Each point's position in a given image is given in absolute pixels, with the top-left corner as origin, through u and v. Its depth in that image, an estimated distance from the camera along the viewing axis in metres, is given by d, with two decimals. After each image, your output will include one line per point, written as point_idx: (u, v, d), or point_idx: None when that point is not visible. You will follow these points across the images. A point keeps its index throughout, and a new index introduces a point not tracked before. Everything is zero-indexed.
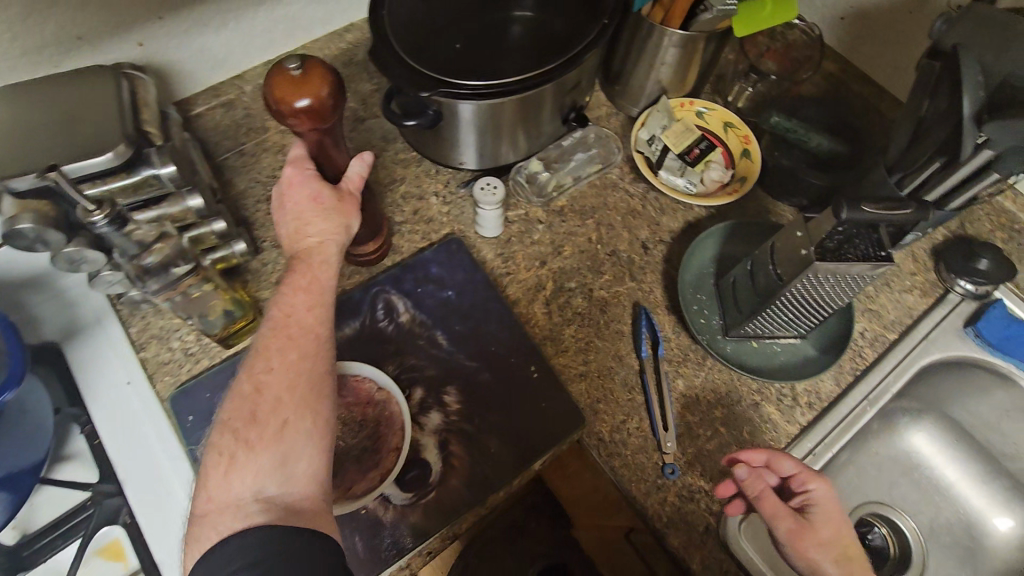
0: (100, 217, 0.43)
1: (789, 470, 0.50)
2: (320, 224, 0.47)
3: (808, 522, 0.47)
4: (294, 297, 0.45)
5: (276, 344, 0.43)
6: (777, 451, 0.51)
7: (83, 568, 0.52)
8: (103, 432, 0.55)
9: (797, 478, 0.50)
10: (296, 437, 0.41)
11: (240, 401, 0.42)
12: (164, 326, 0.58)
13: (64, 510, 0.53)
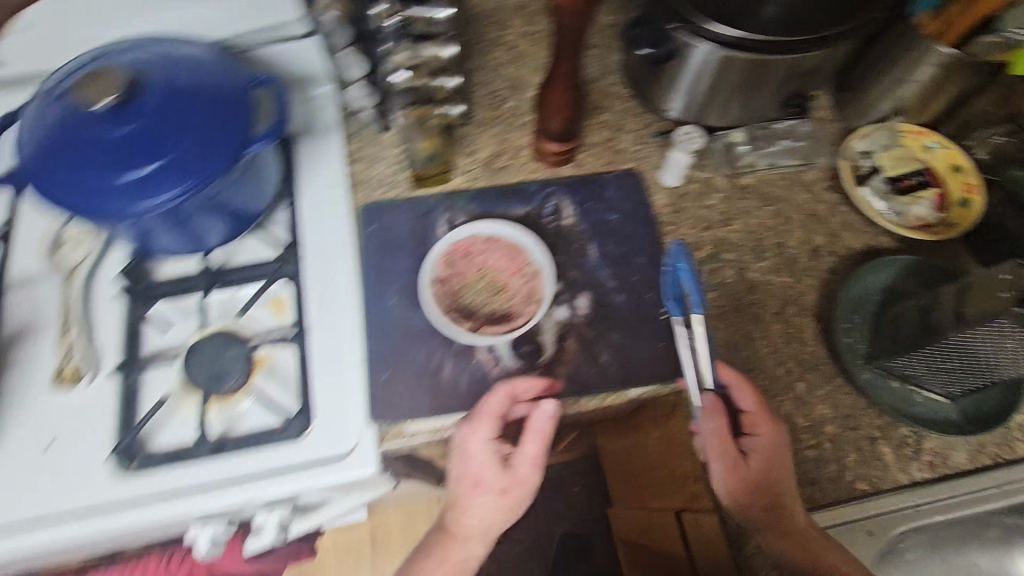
0: (392, 21, 0.56)
1: (747, 405, 0.55)
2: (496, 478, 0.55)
3: (742, 457, 0.54)
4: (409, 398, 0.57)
5: (450, 536, 0.57)
6: (743, 383, 0.56)
7: (253, 306, 0.63)
8: (305, 215, 0.66)
9: (754, 415, 0.55)
10: (481, 538, 0.57)
11: (449, 535, 0.58)
12: (373, 153, 0.70)
13: (258, 258, 0.64)
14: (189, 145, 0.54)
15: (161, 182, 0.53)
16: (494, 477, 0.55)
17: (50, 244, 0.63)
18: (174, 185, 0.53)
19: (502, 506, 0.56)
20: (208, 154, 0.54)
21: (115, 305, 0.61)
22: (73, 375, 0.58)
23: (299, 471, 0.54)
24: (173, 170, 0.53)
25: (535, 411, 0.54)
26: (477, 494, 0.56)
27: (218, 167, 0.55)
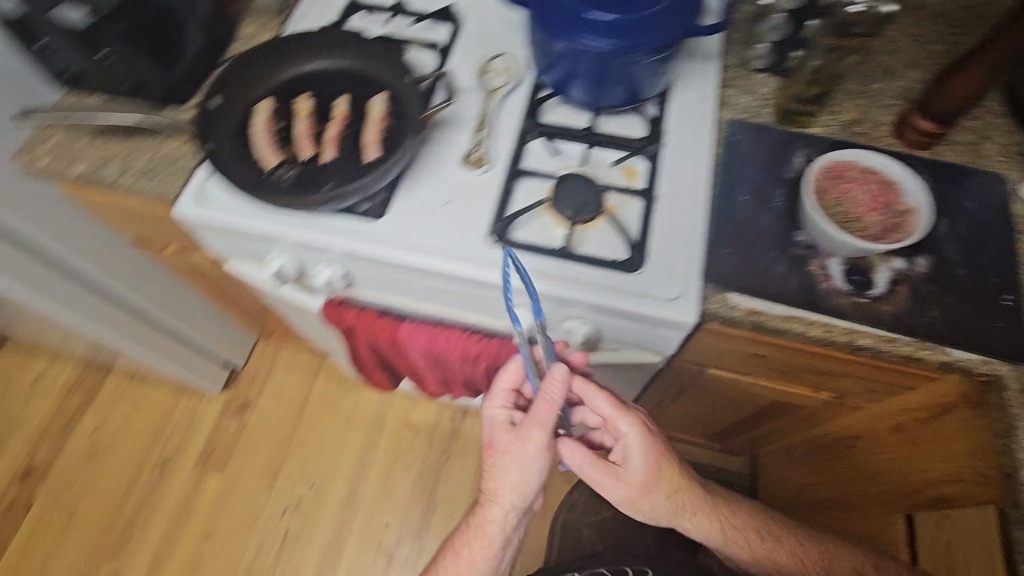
0: None
1: (602, 404, 0.68)
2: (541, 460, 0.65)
3: (621, 467, 0.68)
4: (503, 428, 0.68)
5: (505, 462, 0.65)
6: (598, 387, 0.69)
7: (609, 166, 0.74)
8: (672, 114, 0.77)
9: (613, 418, 0.68)
10: (493, 526, 0.66)
11: (469, 522, 0.69)
12: (747, 85, 0.78)
13: (625, 133, 0.76)
14: (653, 14, 0.66)
15: (618, 31, 0.66)
16: (502, 449, 0.66)
17: (479, 68, 0.80)
18: (626, 36, 0.66)
19: (578, 454, 0.67)
20: (660, 26, 0.66)
21: (513, 128, 0.76)
22: (478, 161, 0.72)
23: (627, 292, 0.65)
24: (632, 27, 0.66)
25: (631, 438, 0.67)
26: (511, 445, 0.65)
27: (672, 40, 0.67)
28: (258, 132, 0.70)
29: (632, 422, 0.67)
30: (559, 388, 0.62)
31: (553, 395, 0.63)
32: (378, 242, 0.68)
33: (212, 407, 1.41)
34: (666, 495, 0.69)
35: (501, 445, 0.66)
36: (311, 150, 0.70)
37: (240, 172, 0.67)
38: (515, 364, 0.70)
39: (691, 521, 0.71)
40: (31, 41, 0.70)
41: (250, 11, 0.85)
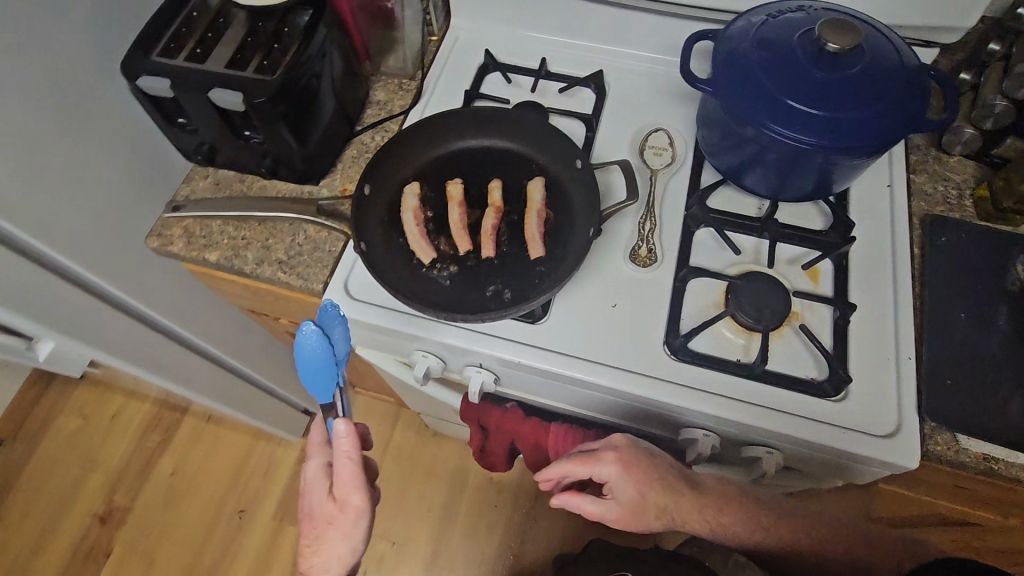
0: None
1: (582, 470, 0.58)
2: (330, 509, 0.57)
3: (612, 491, 0.59)
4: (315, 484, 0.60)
5: (316, 559, 0.58)
6: (557, 466, 0.59)
7: (789, 264, 0.66)
8: (855, 204, 0.68)
9: (596, 473, 0.58)
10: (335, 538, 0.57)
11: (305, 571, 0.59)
12: (940, 170, 0.69)
13: (804, 225, 0.68)
14: (858, 114, 0.57)
15: (812, 128, 0.58)
16: (321, 522, 0.58)
17: (635, 147, 0.72)
18: (820, 136, 0.58)
19: (348, 530, 0.57)
20: (865, 129, 0.57)
21: (677, 217, 0.69)
22: (646, 259, 0.66)
23: (831, 425, 0.57)
24: (830, 127, 0.57)
25: (616, 480, 0.58)
26: (326, 511, 0.58)
27: (883, 148, 0.58)
28: (410, 224, 0.63)
29: (613, 470, 0.58)
30: (351, 455, 0.56)
31: (344, 469, 0.56)
32: (542, 352, 0.62)
33: (289, 454, 1.37)
34: (657, 516, 0.59)
35: (317, 528, 0.58)
36: (468, 245, 0.63)
37: (394, 273, 0.62)
38: (316, 464, 0.60)
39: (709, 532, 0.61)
40: (173, 119, 0.65)
41: (380, 73, 0.79)
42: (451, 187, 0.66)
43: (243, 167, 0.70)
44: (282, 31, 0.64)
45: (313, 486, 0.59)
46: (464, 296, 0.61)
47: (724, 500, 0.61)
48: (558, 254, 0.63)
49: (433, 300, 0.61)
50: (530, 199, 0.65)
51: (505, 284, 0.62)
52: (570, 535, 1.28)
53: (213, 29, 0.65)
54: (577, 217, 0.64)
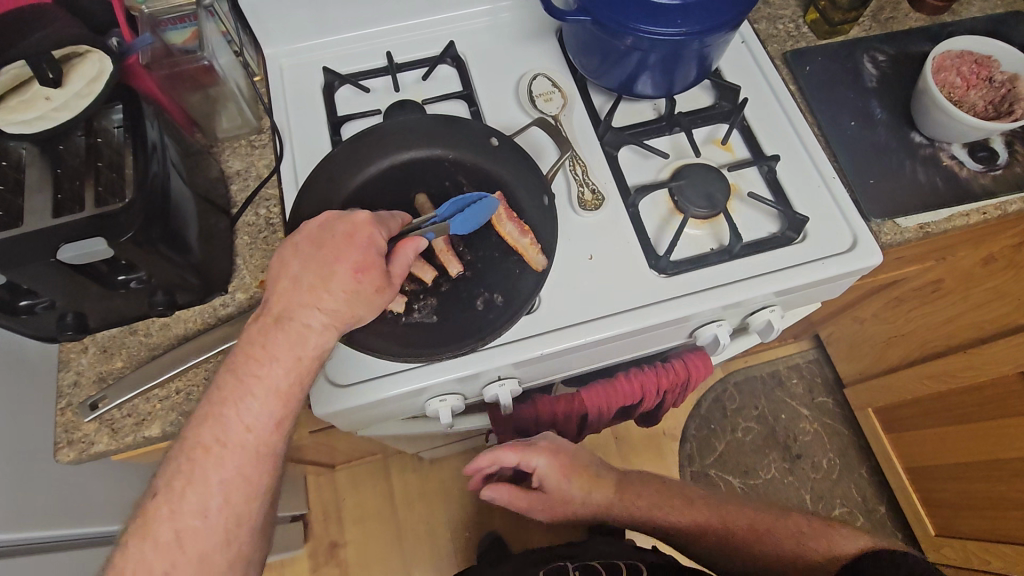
0: None
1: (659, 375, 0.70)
2: (322, 263, 0.50)
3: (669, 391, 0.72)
4: (312, 262, 0.50)
5: (191, 474, 0.46)
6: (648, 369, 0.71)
7: (704, 147, 0.70)
8: (726, 69, 0.73)
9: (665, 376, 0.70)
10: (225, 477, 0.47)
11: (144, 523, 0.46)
12: (772, 13, 0.76)
13: (697, 107, 0.72)
14: None
15: (679, 21, 0.60)
16: (293, 260, 0.51)
17: (522, 101, 0.70)
18: (688, 24, 0.60)
19: (322, 281, 0.49)
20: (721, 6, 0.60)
21: (594, 149, 0.69)
22: (593, 200, 0.65)
23: (810, 261, 0.63)
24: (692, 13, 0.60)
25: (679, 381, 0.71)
26: (307, 286, 0.50)
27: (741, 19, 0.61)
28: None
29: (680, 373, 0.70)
30: (360, 248, 0.51)
31: (363, 247, 0.51)
32: (553, 333, 0.60)
33: (300, 567, 1.25)
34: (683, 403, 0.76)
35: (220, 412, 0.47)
36: (434, 271, 0.58)
37: (380, 337, 0.56)
38: (308, 255, 0.51)
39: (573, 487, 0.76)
40: (16, 306, 0.51)
41: (221, 140, 0.68)
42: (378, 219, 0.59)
43: (131, 314, 0.57)
44: (97, 143, 0.53)
45: (304, 266, 0.51)
46: (461, 324, 0.58)
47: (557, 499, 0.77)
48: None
49: (432, 346, 0.56)
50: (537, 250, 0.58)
51: (491, 291, 0.59)
52: None
53: (0, 177, 0.50)
54: (518, 193, 0.62)
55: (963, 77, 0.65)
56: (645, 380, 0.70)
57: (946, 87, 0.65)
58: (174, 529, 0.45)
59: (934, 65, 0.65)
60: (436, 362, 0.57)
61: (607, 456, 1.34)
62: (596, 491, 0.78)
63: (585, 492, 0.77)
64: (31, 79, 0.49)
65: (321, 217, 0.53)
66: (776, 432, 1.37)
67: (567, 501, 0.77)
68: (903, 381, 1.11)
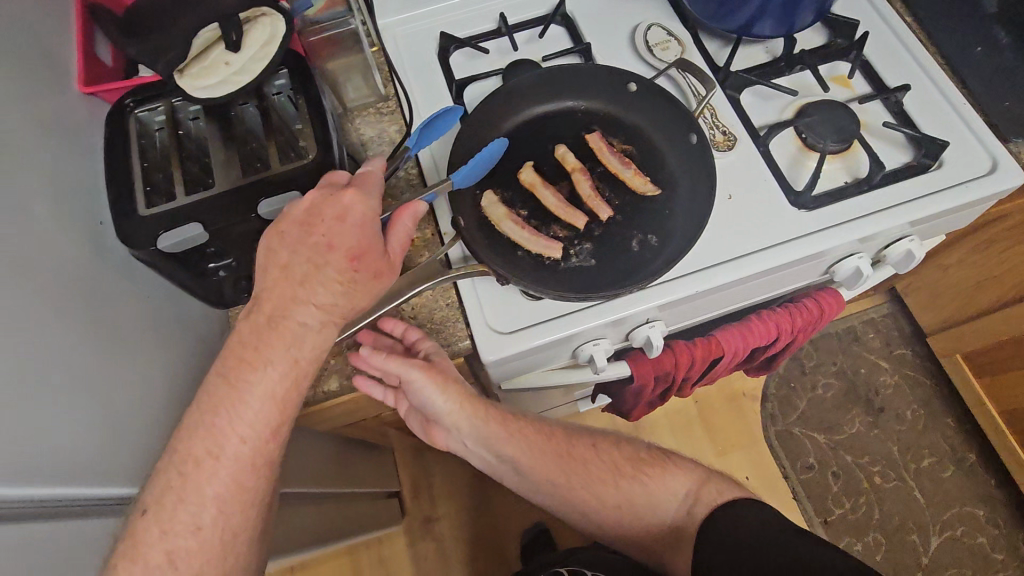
0: None
1: (792, 312, 0.71)
2: (328, 237, 0.47)
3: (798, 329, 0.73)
4: (304, 242, 0.47)
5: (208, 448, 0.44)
6: (781, 308, 0.71)
7: (826, 84, 0.70)
8: (838, 9, 0.73)
9: (797, 313, 0.71)
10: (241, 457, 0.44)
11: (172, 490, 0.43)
12: None
13: (813, 45, 0.72)
14: None
15: None
16: (288, 236, 0.48)
17: (640, 51, 0.71)
18: None
19: (336, 268, 0.47)
20: None
21: (717, 93, 0.69)
22: (724, 142, 0.66)
23: (950, 186, 0.63)
24: None
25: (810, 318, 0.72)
26: (290, 289, 0.46)
27: None
28: (509, 231, 0.58)
29: (813, 310, 0.71)
30: (362, 225, 0.48)
31: (363, 229, 0.48)
32: (702, 271, 0.61)
33: (398, 542, 1.28)
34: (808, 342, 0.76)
35: (234, 376, 0.45)
36: (584, 219, 0.59)
37: (539, 273, 0.58)
38: (298, 234, 0.47)
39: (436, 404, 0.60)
40: (203, 268, 0.53)
41: (349, 109, 0.70)
42: (524, 170, 0.61)
43: None
44: (266, 108, 0.54)
45: (297, 249, 0.47)
46: (617, 263, 0.59)
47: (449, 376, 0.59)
48: (664, 177, 0.62)
49: (591, 286, 0.57)
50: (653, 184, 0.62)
51: (645, 234, 0.60)
52: (682, 437, 1.34)
53: (182, 146, 0.53)
54: (656, 139, 0.64)
55: None
56: (780, 318, 0.70)
57: None
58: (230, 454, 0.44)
59: None
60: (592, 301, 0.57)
61: (688, 419, 1.35)
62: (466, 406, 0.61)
63: (443, 396, 0.59)
64: (208, 47, 0.51)
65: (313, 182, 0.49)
66: (856, 386, 1.36)
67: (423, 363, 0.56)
68: (996, 323, 1.10)
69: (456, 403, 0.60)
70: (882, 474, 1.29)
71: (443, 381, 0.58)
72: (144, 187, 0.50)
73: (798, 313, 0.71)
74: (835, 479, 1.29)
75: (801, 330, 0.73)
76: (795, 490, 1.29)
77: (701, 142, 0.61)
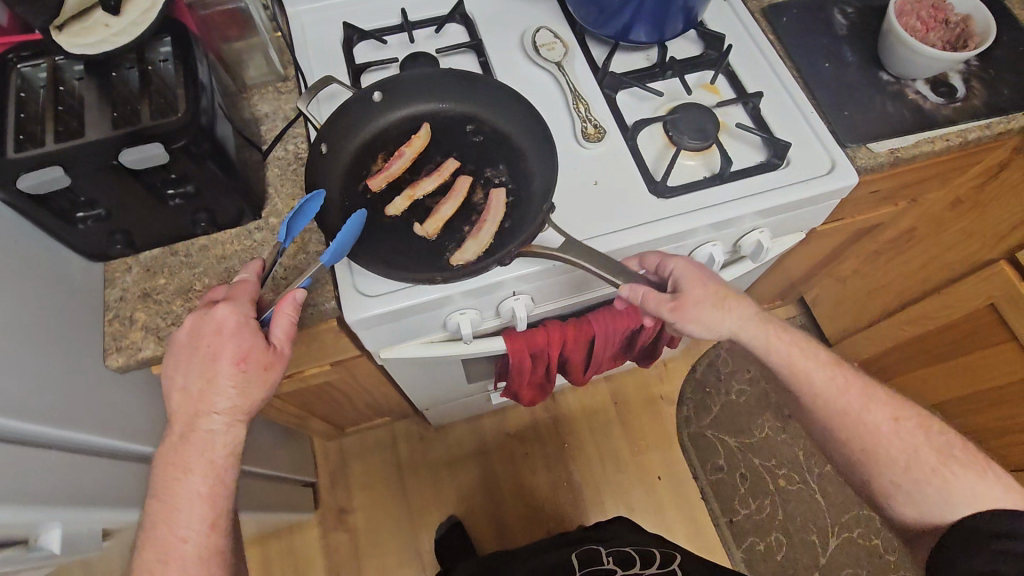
0: None
1: None
2: (214, 349, 0.54)
3: (667, 318, 0.79)
4: (195, 363, 0.54)
5: (167, 553, 0.51)
6: (649, 295, 0.77)
7: (693, 89, 0.76)
8: (710, 21, 0.79)
9: None
10: (188, 552, 0.52)
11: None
12: None
13: (687, 54, 0.78)
14: None
15: None
16: (181, 364, 0.55)
17: (529, 50, 0.77)
18: None
19: (235, 373, 0.54)
20: None
21: (594, 92, 0.75)
22: (595, 134, 0.71)
23: (794, 183, 0.69)
24: None
25: (677, 306, 0.78)
26: (194, 404, 0.54)
27: None
28: (489, 234, 0.63)
29: None
30: (247, 326, 0.54)
31: (240, 335, 0.54)
32: (566, 247, 0.65)
33: (311, 533, 1.28)
34: (678, 329, 0.83)
35: (163, 490, 0.53)
36: (466, 176, 0.67)
37: (521, 226, 0.64)
38: (188, 359, 0.54)
39: (712, 321, 0.65)
40: (72, 216, 0.55)
41: (249, 87, 0.74)
42: (425, 226, 0.64)
43: (172, 234, 0.62)
44: (147, 72, 0.57)
45: (188, 372, 0.54)
46: (489, 150, 0.69)
47: (735, 299, 0.67)
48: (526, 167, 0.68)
49: (513, 178, 0.68)
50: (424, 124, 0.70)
51: (481, 122, 0.71)
52: (599, 437, 1.38)
53: (59, 102, 0.56)
54: (506, 124, 0.70)
55: (922, 18, 0.72)
56: (646, 304, 0.76)
57: (910, 27, 0.72)
58: (185, 547, 0.52)
59: (895, 8, 0.72)
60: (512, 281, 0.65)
61: (607, 421, 1.39)
62: (734, 300, 0.67)
63: (727, 313, 0.66)
64: (88, 11, 0.54)
65: (194, 311, 0.56)
66: (767, 393, 1.42)
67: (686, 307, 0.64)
68: (884, 330, 1.17)
69: (741, 314, 0.67)
70: (786, 477, 1.35)
71: (716, 300, 0.65)
72: (16, 136, 0.53)
73: None
74: (742, 481, 1.34)
75: (670, 318, 0.79)
76: (703, 490, 1.33)
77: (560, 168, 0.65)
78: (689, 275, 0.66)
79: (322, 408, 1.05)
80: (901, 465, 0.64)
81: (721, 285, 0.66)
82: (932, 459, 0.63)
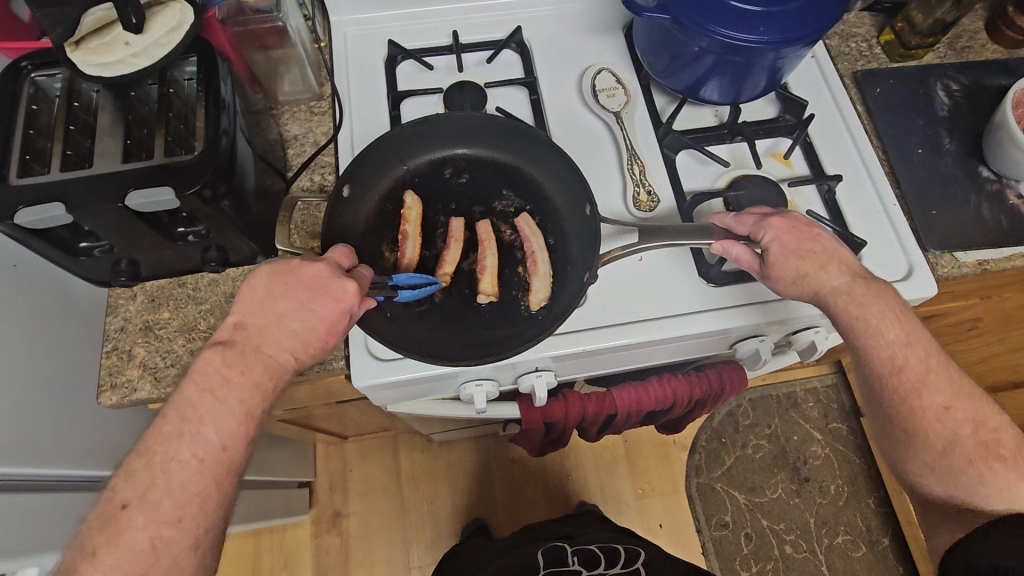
0: None
1: (693, 382, 0.70)
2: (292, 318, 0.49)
3: (699, 400, 0.73)
4: (278, 325, 0.49)
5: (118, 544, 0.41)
6: (683, 376, 0.71)
7: (762, 159, 0.68)
8: (793, 84, 0.72)
9: (697, 383, 0.71)
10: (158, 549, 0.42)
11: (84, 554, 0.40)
12: (845, 30, 0.75)
13: (760, 117, 0.70)
14: (797, 7, 0.57)
15: (757, 27, 0.57)
16: (289, 270, 0.51)
17: (587, 94, 0.70)
18: (765, 33, 0.57)
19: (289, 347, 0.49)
20: (802, 19, 0.57)
21: (653, 151, 0.68)
22: (648, 202, 0.65)
23: None
24: (770, 23, 0.57)
25: (710, 392, 0.72)
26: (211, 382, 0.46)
27: (823, 32, 0.58)
28: (547, 263, 0.61)
29: (711, 383, 0.71)
30: (343, 317, 0.50)
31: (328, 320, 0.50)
32: (599, 332, 0.60)
33: (304, 532, 1.27)
34: (709, 409, 0.77)
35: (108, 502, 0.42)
36: (484, 220, 0.63)
37: (578, 254, 0.62)
38: (290, 301, 0.50)
39: (828, 288, 0.55)
40: (75, 246, 0.52)
41: (281, 103, 0.69)
42: (481, 287, 0.60)
43: (181, 266, 0.58)
44: (168, 93, 0.52)
45: (274, 318, 0.49)
46: (480, 182, 0.66)
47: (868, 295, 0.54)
48: (556, 240, 0.63)
49: (528, 199, 0.65)
50: (405, 193, 0.64)
51: (455, 160, 0.67)
52: (604, 474, 1.33)
53: (72, 119, 0.51)
54: (530, 171, 0.66)
55: None
56: (678, 385, 0.70)
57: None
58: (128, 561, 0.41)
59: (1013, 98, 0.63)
60: (524, 355, 0.59)
61: (614, 459, 1.34)
62: (838, 271, 0.56)
63: (834, 273, 0.56)
64: (112, 25, 0.49)
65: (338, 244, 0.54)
66: (787, 452, 1.36)
67: (777, 278, 0.57)
68: None
69: (845, 275, 0.56)
70: (795, 544, 1.29)
71: (821, 257, 0.56)
72: (24, 156, 0.49)
73: (698, 385, 0.70)
74: (747, 541, 1.29)
75: (703, 400, 0.73)
76: (705, 545, 1.29)
77: (593, 214, 0.62)
78: (793, 253, 0.56)
79: (326, 422, 1.02)
80: (938, 449, 0.52)
81: (826, 262, 0.55)
82: (972, 449, 0.50)
